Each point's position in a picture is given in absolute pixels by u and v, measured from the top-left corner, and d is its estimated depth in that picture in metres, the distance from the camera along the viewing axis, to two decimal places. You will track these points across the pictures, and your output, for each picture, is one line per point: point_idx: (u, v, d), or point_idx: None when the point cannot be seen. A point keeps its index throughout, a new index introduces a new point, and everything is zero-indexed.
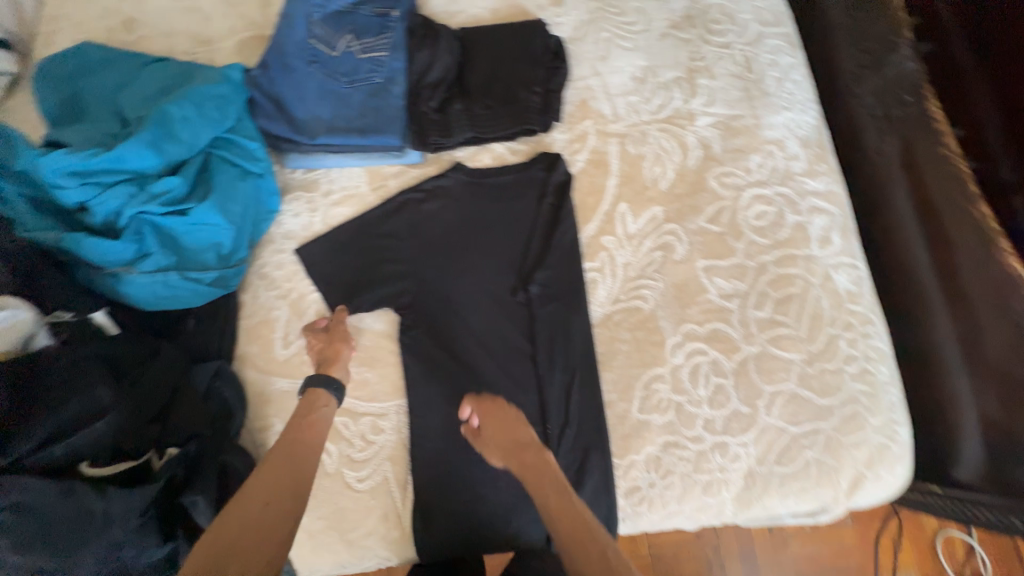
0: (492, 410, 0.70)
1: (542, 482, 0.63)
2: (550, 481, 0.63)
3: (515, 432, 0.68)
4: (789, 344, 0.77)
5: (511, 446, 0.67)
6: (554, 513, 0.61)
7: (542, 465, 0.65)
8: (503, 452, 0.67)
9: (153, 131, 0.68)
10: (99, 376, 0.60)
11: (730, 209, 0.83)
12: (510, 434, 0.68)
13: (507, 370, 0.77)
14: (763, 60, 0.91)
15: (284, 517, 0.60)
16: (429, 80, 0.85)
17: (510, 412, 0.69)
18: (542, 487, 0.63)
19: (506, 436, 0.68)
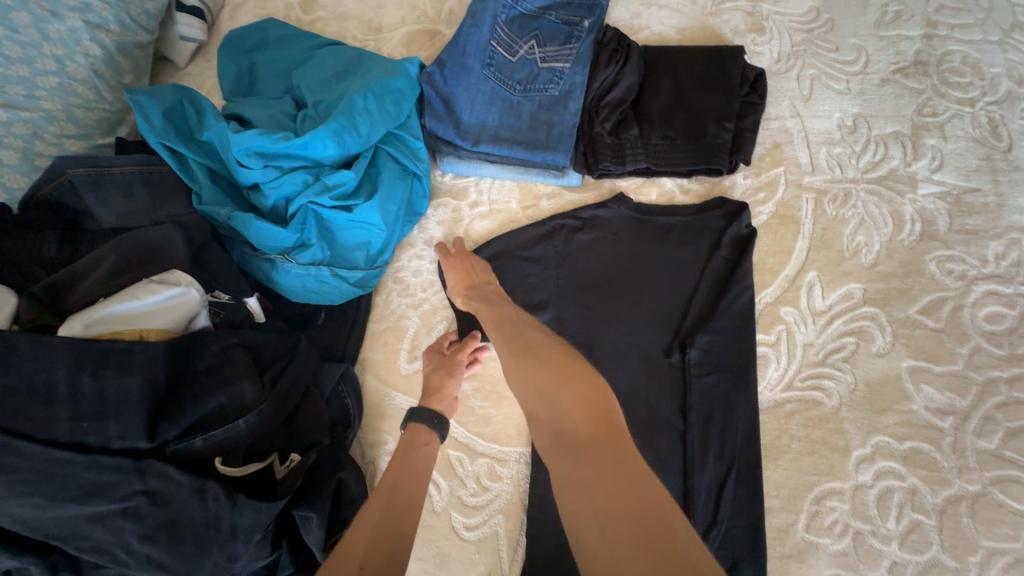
0: (458, 263, 0.71)
1: (497, 322, 0.60)
2: (511, 321, 0.59)
3: (462, 270, 0.69)
4: (1021, 493, 0.60)
5: (469, 284, 0.67)
6: (507, 346, 0.56)
7: (492, 297, 0.64)
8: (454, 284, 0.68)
9: (339, 121, 0.65)
10: (247, 370, 0.56)
11: (953, 303, 0.68)
12: (467, 273, 0.69)
13: (649, 442, 0.66)
14: (1016, 126, 0.74)
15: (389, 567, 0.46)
16: (609, 99, 0.77)
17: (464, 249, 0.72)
18: (495, 325, 0.60)
19: (467, 275, 0.68)
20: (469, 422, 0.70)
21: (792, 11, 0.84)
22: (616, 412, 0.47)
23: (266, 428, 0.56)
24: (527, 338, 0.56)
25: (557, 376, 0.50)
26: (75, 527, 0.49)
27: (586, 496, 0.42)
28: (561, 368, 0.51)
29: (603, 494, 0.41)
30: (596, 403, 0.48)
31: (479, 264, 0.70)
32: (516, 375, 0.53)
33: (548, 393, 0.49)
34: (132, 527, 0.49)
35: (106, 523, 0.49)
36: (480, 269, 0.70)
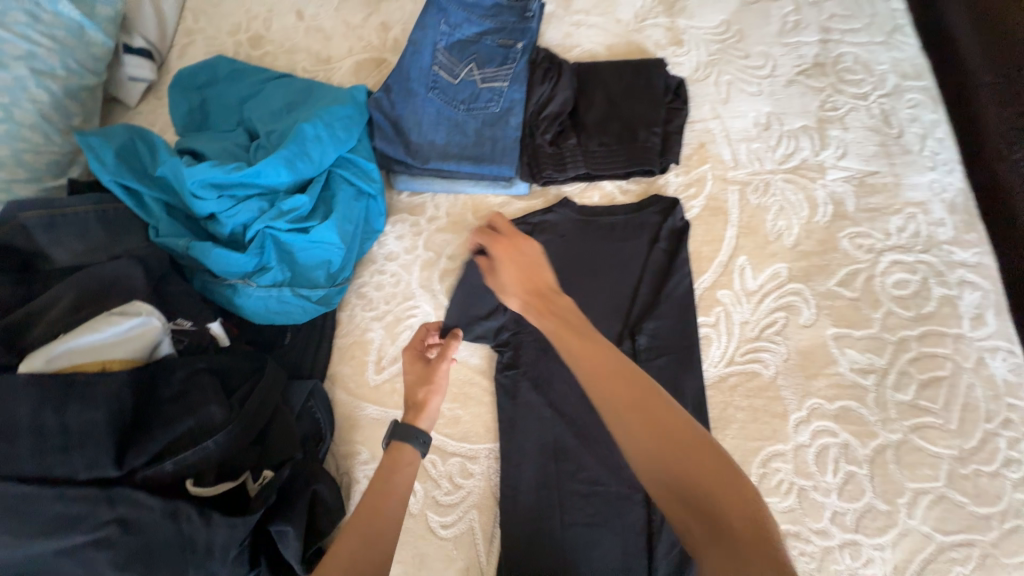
0: (509, 252, 0.60)
1: (610, 371, 0.47)
2: (629, 379, 0.46)
3: (535, 283, 0.57)
4: (936, 437, 0.68)
5: (535, 291, 0.57)
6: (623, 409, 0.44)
7: (578, 326, 0.52)
8: (524, 296, 0.57)
9: (290, 148, 0.68)
10: (212, 391, 0.58)
11: (865, 274, 0.76)
12: (535, 279, 0.57)
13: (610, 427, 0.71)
14: (903, 115, 0.84)
15: None
16: (547, 113, 0.83)
17: (523, 250, 0.59)
18: (603, 374, 0.47)
19: (537, 285, 0.57)
20: (440, 425, 0.74)
21: (705, 25, 0.93)
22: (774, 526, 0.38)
23: (235, 446, 0.58)
24: (655, 408, 0.44)
25: (685, 456, 0.41)
26: (41, 564, 0.49)
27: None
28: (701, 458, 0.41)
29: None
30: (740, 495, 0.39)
31: (546, 273, 0.58)
32: (642, 450, 0.43)
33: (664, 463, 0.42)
34: (104, 558, 0.49)
35: (76, 557, 0.49)
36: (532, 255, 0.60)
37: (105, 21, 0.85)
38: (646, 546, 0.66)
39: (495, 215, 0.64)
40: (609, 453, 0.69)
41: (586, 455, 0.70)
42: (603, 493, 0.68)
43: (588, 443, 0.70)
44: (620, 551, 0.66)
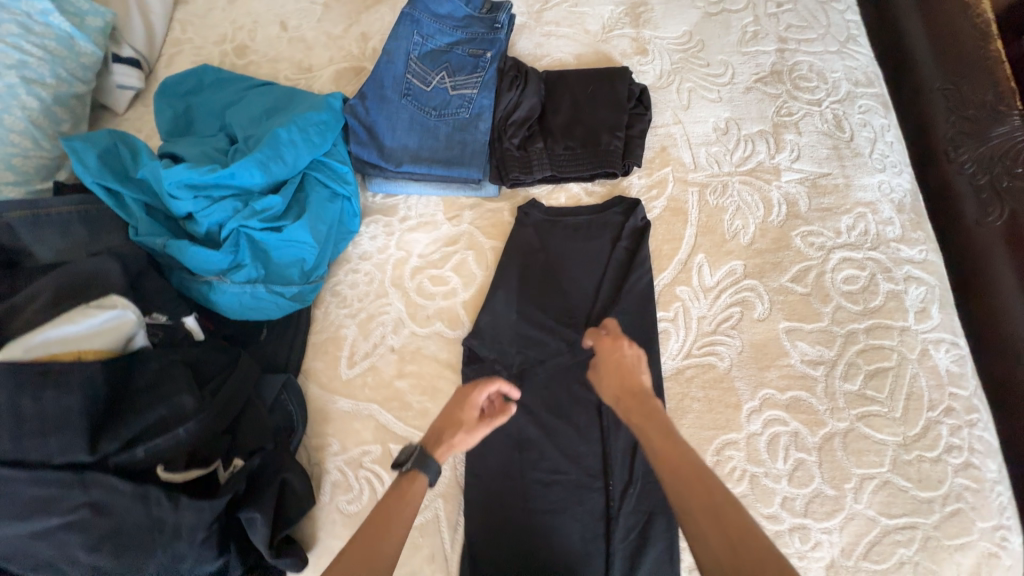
0: (611, 357, 0.68)
1: (685, 472, 0.54)
2: (704, 482, 0.53)
3: (626, 382, 0.65)
4: (881, 425, 0.71)
5: (631, 391, 0.64)
6: (696, 511, 0.51)
7: (659, 423, 0.59)
8: (618, 395, 0.65)
9: (264, 151, 0.72)
10: (182, 381, 0.60)
11: (816, 270, 0.79)
12: (631, 382, 0.65)
13: (571, 417, 0.74)
14: (855, 120, 0.88)
15: None
16: (514, 118, 0.87)
17: (629, 361, 0.67)
18: (687, 481, 0.53)
19: (631, 385, 0.64)
20: (409, 417, 0.76)
21: (669, 35, 0.98)
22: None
23: (205, 433, 0.61)
24: (725, 515, 0.50)
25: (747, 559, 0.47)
26: (22, 545, 0.53)
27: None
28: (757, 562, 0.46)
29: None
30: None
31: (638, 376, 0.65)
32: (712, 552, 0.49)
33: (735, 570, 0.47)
34: (76, 539, 0.53)
35: (52, 538, 0.53)
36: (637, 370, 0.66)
37: (95, 32, 0.89)
38: (604, 532, 0.68)
39: (610, 320, 0.73)
40: (570, 444, 0.72)
41: (549, 446, 0.72)
42: (562, 481, 0.71)
43: (552, 434, 0.73)
44: (579, 537, 0.69)
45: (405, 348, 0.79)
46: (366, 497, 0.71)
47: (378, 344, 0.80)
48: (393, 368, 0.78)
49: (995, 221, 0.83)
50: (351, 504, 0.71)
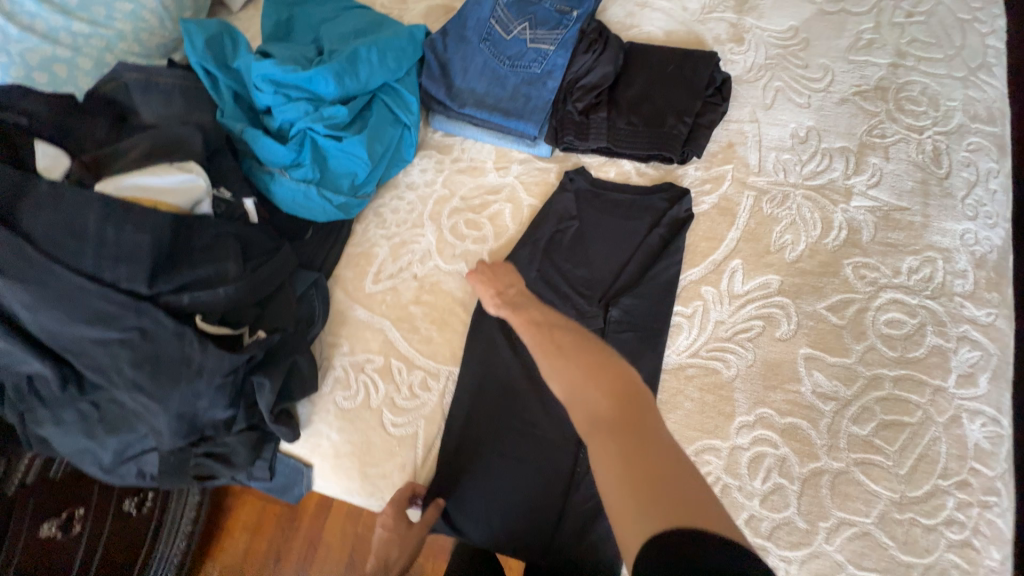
0: (485, 271, 0.78)
1: (535, 333, 0.65)
2: (552, 334, 0.63)
3: (499, 283, 0.76)
4: (879, 477, 0.67)
5: (497, 292, 0.75)
6: (545, 352, 0.61)
7: (523, 305, 0.71)
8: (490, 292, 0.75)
9: (342, 64, 0.77)
10: (233, 250, 0.69)
11: (859, 305, 0.74)
12: (499, 281, 0.76)
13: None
14: (958, 157, 0.79)
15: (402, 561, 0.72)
16: (584, 83, 0.87)
17: (495, 263, 0.79)
18: (548, 341, 0.62)
19: (501, 282, 0.76)
20: (414, 340, 0.81)
21: (772, 28, 0.91)
22: (649, 411, 0.50)
23: (239, 300, 0.69)
24: (562, 346, 0.60)
25: (583, 367, 0.56)
26: (85, 348, 0.63)
27: (607, 473, 0.47)
28: (593, 368, 0.55)
29: (624, 478, 0.45)
30: (616, 387, 0.52)
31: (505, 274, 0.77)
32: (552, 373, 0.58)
33: (584, 386, 0.54)
34: (125, 354, 0.63)
35: (108, 348, 0.63)
36: (503, 274, 0.77)
37: None
38: (565, 491, 0.71)
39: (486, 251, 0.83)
40: (555, 403, 0.75)
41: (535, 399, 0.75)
42: (539, 434, 0.74)
43: (542, 389, 0.76)
44: (540, 490, 0.72)
45: (426, 279, 0.84)
46: (360, 398, 0.78)
47: (404, 268, 0.85)
48: (411, 294, 0.83)
49: None
50: (347, 401, 0.78)
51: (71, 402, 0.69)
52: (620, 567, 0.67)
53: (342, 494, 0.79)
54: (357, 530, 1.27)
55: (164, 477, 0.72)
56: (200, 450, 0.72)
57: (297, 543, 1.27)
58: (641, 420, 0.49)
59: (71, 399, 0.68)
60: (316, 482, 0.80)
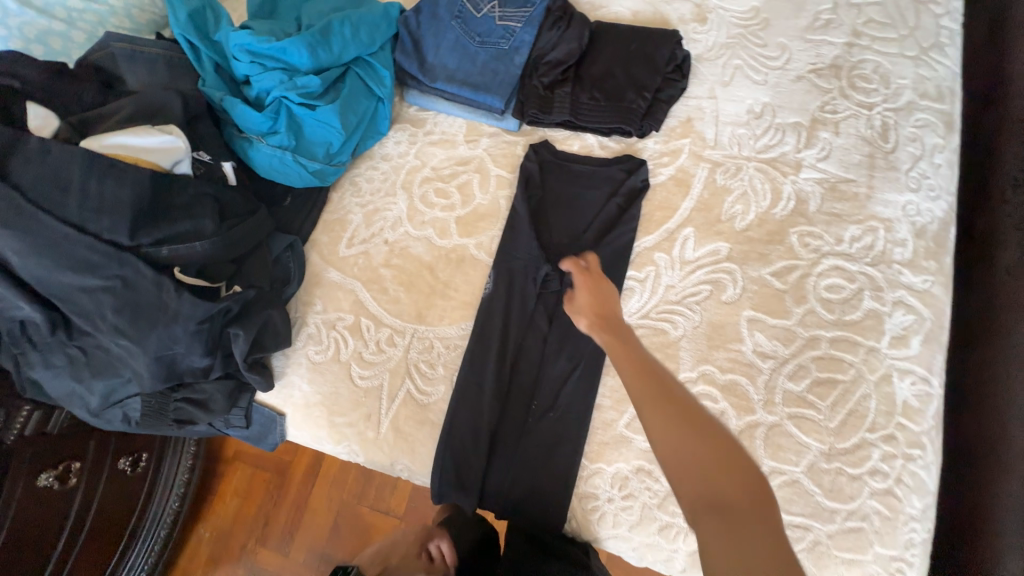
0: (589, 283, 0.69)
1: (647, 382, 0.54)
2: (659, 380, 0.55)
3: (607, 311, 0.65)
4: (810, 429, 0.71)
5: (601, 317, 0.64)
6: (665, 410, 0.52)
7: (628, 342, 0.60)
8: (591, 318, 0.64)
9: (315, 36, 0.82)
10: (211, 209, 0.75)
11: (802, 271, 0.78)
12: (606, 308, 0.65)
13: (522, 338, 0.81)
14: (904, 132, 0.83)
15: None
16: (549, 59, 0.91)
17: (601, 289, 0.68)
18: (669, 402, 0.53)
19: (607, 312, 0.65)
20: (382, 300, 0.86)
21: (735, 8, 0.94)
22: (775, 514, 0.47)
23: (215, 254, 0.74)
24: (682, 411, 0.52)
25: (714, 456, 0.49)
26: (72, 294, 0.69)
27: None
28: (724, 454, 0.49)
29: None
30: (748, 483, 0.48)
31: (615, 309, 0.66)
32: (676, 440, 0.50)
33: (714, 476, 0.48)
34: (107, 300, 0.68)
35: (92, 294, 0.68)
36: (608, 298, 0.67)
37: None
38: (518, 438, 0.77)
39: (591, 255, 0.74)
40: (512, 360, 0.80)
41: (493, 356, 0.79)
42: (495, 389, 0.78)
43: (500, 348, 0.80)
44: (496, 437, 0.77)
45: (397, 244, 0.89)
46: (331, 352, 0.84)
47: (375, 234, 0.90)
48: (381, 257, 0.88)
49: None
50: (319, 354, 0.84)
51: (61, 347, 0.74)
52: (568, 502, 0.74)
53: (314, 442, 0.85)
54: (342, 494, 1.32)
55: (148, 417, 0.79)
56: (178, 395, 0.78)
57: (286, 505, 1.34)
58: (769, 524, 0.46)
59: (61, 344, 0.74)
60: (289, 430, 0.85)
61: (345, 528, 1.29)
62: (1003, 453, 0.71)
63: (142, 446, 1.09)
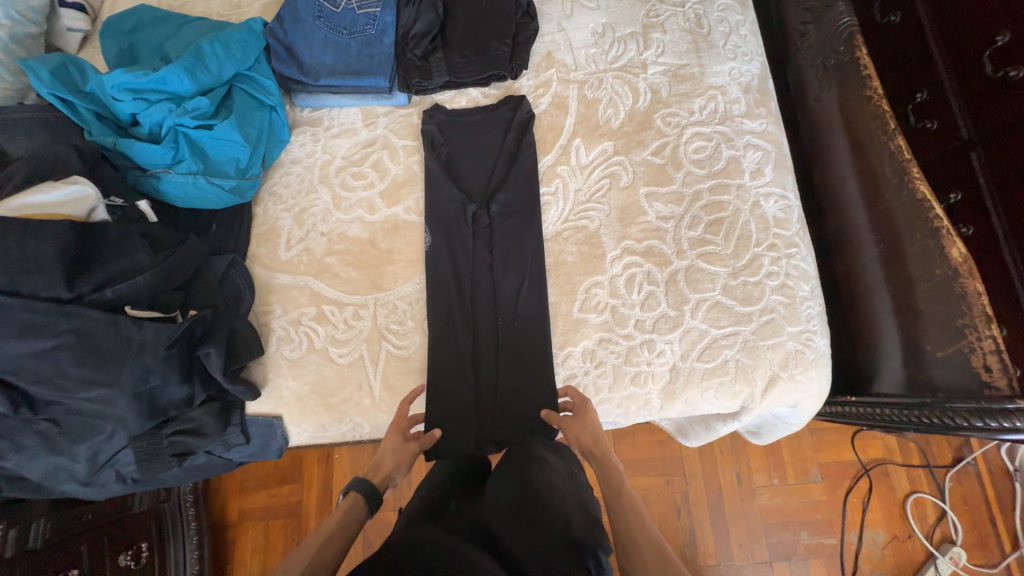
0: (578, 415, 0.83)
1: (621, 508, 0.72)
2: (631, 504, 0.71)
3: (596, 442, 0.80)
4: (715, 259, 0.88)
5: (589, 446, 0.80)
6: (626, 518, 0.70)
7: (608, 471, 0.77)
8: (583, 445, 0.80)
9: (189, 61, 0.85)
10: (141, 244, 0.77)
11: (672, 144, 0.94)
12: (596, 437, 0.80)
13: (472, 272, 0.92)
14: (713, 17, 1.02)
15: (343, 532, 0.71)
16: (414, 33, 1.01)
17: (590, 422, 0.82)
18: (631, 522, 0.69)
19: (598, 439, 0.80)
20: (337, 285, 0.92)
21: None
22: None
23: (161, 283, 0.77)
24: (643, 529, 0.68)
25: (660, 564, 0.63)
26: (25, 363, 0.69)
27: None
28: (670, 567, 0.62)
29: None
30: None
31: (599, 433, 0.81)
32: (633, 538, 0.67)
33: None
34: (66, 356, 0.69)
35: (47, 356, 0.69)
36: (600, 435, 0.81)
37: None
38: (495, 353, 0.89)
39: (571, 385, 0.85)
40: (469, 294, 0.91)
41: (454, 295, 0.90)
42: (464, 320, 0.90)
43: (455, 287, 0.91)
44: (477, 358, 0.89)
45: (333, 234, 0.95)
46: (305, 345, 0.88)
47: (310, 231, 0.95)
48: (323, 249, 0.94)
49: (827, 96, 0.98)
50: (293, 351, 0.88)
51: (28, 427, 0.73)
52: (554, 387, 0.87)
53: (317, 431, 0.90)
54: None
55: (145, 462, 0.81)
56: (169, 429, 0.80)
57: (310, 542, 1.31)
58: None
59: (28, 421, 0.73)
60: (290, 430, 0.90)
61: (376, 538, 1.25)
62: (852, 231, 0.92)
63: (140, 536, 1.11)
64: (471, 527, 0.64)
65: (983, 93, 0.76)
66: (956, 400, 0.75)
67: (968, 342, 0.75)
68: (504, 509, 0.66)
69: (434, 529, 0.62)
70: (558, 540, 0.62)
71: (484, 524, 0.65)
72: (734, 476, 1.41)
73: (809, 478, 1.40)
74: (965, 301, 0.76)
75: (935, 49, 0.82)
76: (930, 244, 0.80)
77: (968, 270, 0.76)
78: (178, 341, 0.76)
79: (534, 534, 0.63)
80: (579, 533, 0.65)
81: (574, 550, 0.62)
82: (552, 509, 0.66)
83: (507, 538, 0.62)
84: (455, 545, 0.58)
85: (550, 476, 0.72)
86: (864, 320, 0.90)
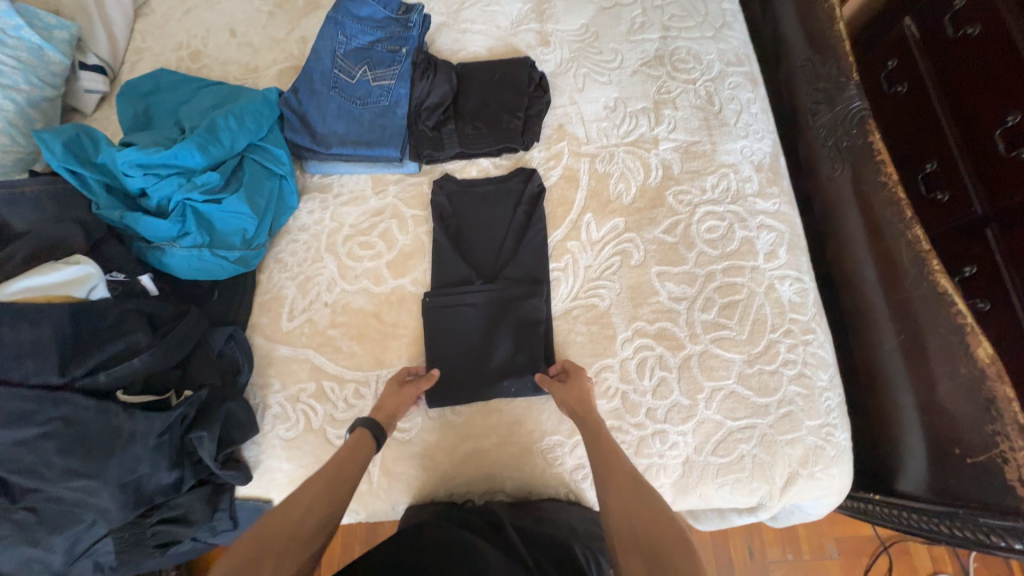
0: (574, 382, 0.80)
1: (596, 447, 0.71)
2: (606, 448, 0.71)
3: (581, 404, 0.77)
4: (730, 345, 0.85)
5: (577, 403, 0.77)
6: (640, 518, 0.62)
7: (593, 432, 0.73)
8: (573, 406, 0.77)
9: (202, 136, 0.85)
10: (141, 324, 0.75)
11: (684, 223, 0.93)
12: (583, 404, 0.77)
13: (474, 346, 0.88)
14: (724, 95, 1.03)
15: (316, 517, 0.66)
16: (428, 104, 1.02)
17: (583, 387, 0.79)
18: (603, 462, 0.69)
19: (585, 402, 0.77)
20: (339, 359, 0.89)
21: (568, 28, 1.11)
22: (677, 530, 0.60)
23: (157, 365, 0.75)
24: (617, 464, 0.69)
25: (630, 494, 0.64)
26: (6, 453, 0.65)
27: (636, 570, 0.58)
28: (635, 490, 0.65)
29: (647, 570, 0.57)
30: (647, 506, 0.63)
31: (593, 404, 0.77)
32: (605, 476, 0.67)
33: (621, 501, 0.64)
34: (51, 446, 0.66)
35: (31, 446, 0.66)
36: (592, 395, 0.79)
37: (61, 43, 1.01)
38: (500, 442, 0.84)
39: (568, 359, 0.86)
40: (471, 370, 0.87)
41: (456, 373, 0.86)
42: (466, 401, 0.85)
43: (455, 366, 0.87)
44: (477, 446, 0.84)
45: (338, 304, 0.93)
46: (302, 424, 0.85)
47: (314, 301, 0.93)
48: (326, 320, 0.91)
49: (840, 174, 0.97)
50: (289, 431, 0.84)
51: (5, 515, 0.69)
52: (560, 478, 0.83)
53: None
54: None
55: (125, 553, 0.76)
56: (153, 519, 0.76)
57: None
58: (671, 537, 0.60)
59: (5, 511, 0.69)
60: None
61: None
62: (870, 316, 0.90)
63: None
64: (483, 523, 0.74)
65: (998, 172, 0.81)
66: (989, 515, 0.71)
67: (1000, 451, 0.71)
68: (509, 511, 0.78)
69: (454, 528, 0.71)
70: (561, 537, 0.74)
71: (493, 517, 0.76)
72: (746, 549, 1.32)
73: (825, 555, 1.32)
74: (994, 407, 0.72)
75: (951, 131, 0.88)
76: (955, 341, 0.76)
77: (997, 373, 0.72)
78: (170, 428, 0.73)
79: (540, 539, 0.73)
80: (584, 534, 0.77)
81: (584, 541, 0.76)
82: (557, 518, 0.78)
83: (513, 532, 0.73)
84: (469, 542, 0.68)
85: (555, 502, 0.82)
86: (886, 412, 0.86)
